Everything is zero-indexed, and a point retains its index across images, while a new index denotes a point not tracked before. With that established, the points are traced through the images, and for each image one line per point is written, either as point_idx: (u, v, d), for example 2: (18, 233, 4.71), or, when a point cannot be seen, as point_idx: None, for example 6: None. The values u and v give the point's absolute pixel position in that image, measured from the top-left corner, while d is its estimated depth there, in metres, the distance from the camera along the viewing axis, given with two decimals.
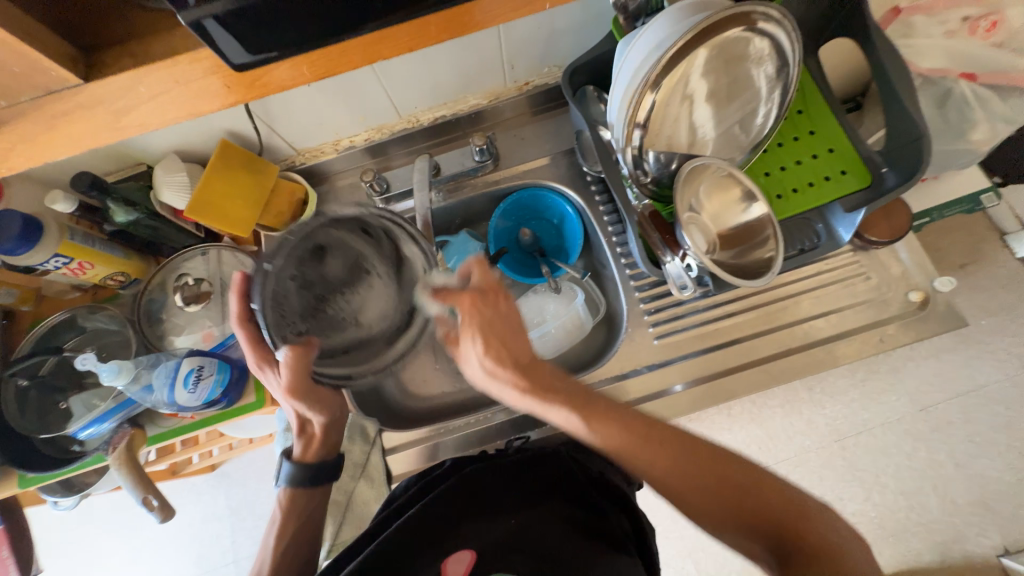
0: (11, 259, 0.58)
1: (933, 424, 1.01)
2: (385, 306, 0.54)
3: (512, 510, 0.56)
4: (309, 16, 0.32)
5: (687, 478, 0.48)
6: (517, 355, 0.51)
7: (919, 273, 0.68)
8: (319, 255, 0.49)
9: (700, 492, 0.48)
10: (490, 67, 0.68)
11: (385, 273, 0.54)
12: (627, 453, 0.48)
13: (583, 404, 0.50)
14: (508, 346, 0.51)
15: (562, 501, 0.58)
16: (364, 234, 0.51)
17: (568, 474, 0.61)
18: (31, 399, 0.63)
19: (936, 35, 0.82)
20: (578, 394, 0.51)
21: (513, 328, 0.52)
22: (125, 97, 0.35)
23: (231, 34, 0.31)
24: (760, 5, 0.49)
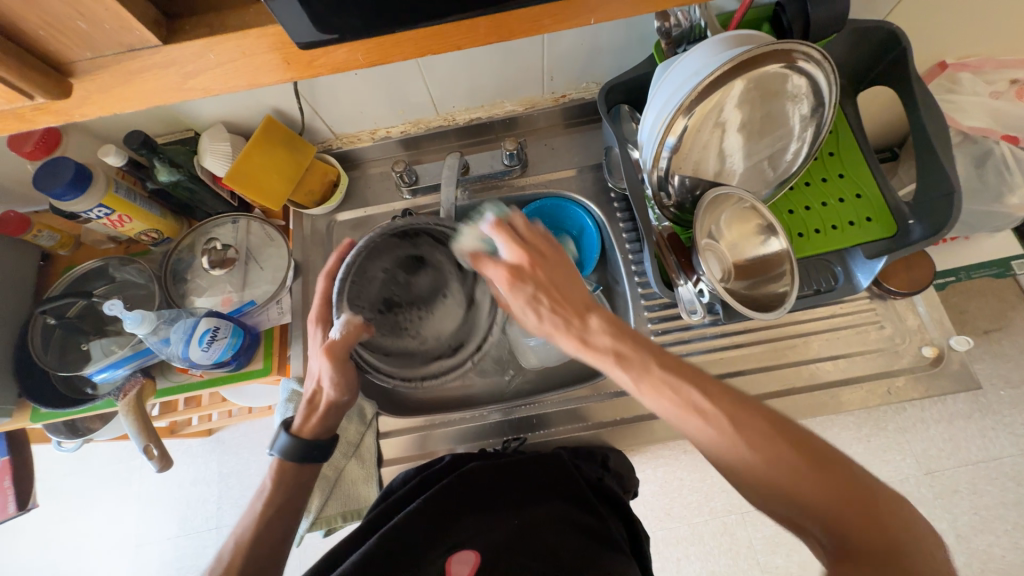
0: (60, 203, 0.62)
1: (938, 491, 0.98)
2: (441, 322, 0.66)
3: (514, 510, 0.57)
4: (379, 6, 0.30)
5: (739, 452, 0.39)
6: (566, 308, 0.47)
7: (935, 329, 0.67)
8: (417, 266, 0.62)
9: (753, 473, 0.39)
10: (530, 76, 0.70)
11: (455, 296, 0.66)
12: (675, 417, 0.42)
13: (646, 353, 0.44)
14: (559, 303, 0.47)
15: (562, 503, 0.59)
16: (458, 271, 0.65)
17: (568, 476, 0.62)
18: (56, 338, 0.67)
19: (981, 95, 0.81)
20: (631, 347, 0.45)
21: (558, 286, 0.47)
22: (191, 62, 0.30)
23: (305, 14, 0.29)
24: (801, 44, 0.50)
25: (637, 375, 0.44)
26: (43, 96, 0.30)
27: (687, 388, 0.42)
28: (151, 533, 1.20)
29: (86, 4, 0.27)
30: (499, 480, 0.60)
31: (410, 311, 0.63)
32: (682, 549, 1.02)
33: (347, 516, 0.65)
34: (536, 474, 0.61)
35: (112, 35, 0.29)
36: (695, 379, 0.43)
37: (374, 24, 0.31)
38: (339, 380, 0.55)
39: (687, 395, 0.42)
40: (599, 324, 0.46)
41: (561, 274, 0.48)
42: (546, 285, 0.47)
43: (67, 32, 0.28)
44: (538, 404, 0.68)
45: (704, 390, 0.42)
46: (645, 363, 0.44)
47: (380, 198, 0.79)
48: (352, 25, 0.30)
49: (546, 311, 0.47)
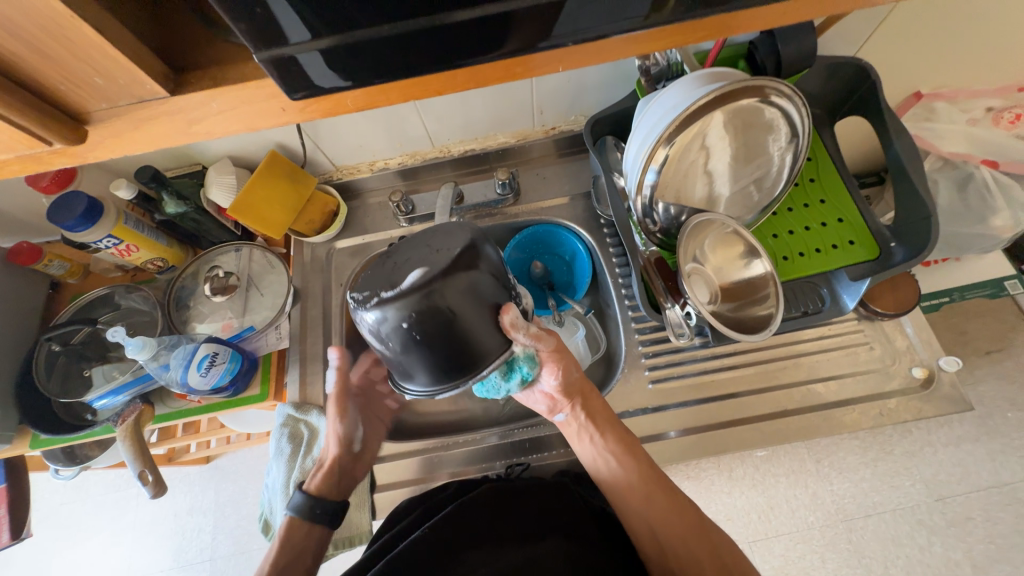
0: (72, 234, 0.65)
1: (950, 518, 0.95)
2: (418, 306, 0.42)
3: (515, 544, 0.54)
4: (360, 71, 0.31)
5: (638, 504, 0.57)
6: (596, 412, 0.59)
7: (924, 350, 0.67)
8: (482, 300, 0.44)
9: (645, 519, 0.57)
10: (521, 110, 0.74)
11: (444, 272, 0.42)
12: (605, 471, 0.59)
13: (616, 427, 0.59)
14: (595, 414, 0.59)
15: (564, 540, 0.55)
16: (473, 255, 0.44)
17: (570, 507, 0.59)
18: (60, 364, 0.69)
19: (959, 122, 0.84)
20: (611, 424, 0.59)
21: (590, 407, 0.59)
22: (195, 110, 0.32)
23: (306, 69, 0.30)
24: (772, 80, 0.53)
25: (604, 443, 0.58)
26: (60, 141, 0.31)
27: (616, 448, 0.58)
28: (144, 565, 1.18)
29: (99, 63, 0.28)
30: (500, 509, 0.57)
31: (362, 287, 0.44)
32: None
33: (339, 544, 0.64)
34: (543, 505, 0.58)
35: (124, 87, 0.30)
36: (630, 445, 0.58)
37: (366, 77, 0.32)
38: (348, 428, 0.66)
39: (626, 461, 0.57)
40: (609, 433, 0.58)
41: (572, 367, 0.58)
42: (582, 384, 0.60)
43: (81, 89, 0.30)
44: (533, 427, 0.69)
45: (635, 455, 0.58)
46: (607, 435, 0.58)
47: (378, 227, 0.81)
48: (346, 77, 0.31)
49: (576, 407, 0.59)
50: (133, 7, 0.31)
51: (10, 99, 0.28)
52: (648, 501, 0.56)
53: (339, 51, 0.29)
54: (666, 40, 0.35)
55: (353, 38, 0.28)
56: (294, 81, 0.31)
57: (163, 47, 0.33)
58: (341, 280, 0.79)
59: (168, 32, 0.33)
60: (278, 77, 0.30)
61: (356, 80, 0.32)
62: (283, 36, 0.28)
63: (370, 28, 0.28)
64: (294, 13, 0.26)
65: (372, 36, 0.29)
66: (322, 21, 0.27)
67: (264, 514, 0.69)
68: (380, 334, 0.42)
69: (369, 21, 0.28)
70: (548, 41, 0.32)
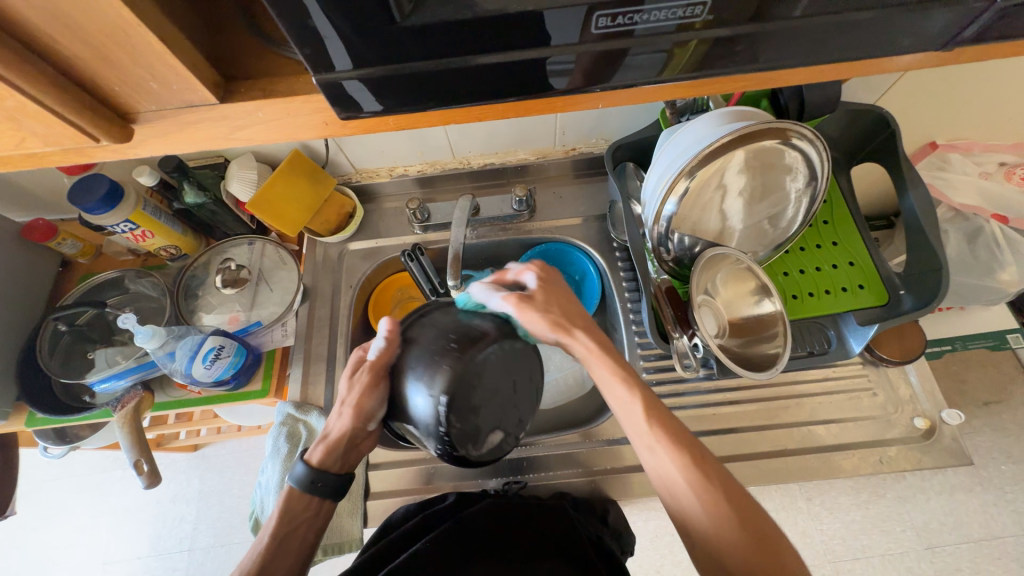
0: (91, 216, 0.65)
1: (939, 568, 0.95)
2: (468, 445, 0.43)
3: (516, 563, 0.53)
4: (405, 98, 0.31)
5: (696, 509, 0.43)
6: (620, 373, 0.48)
7: (927, 400, 0.68)
8: None
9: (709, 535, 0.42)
10: (544, 130, 0.75)
11: (507, 439, 0.44)
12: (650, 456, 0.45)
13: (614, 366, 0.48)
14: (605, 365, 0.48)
15: (563, 563, 0.54)
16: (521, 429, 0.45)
17: (569, 530, 0.58)
18: (64, 344, 0.69)
19: (972, 174, 0.85)
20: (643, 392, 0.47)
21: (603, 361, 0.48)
22: (241, 117, 0.32)
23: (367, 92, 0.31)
24: (795, 124, 0.53)
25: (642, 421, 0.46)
26: (106, 139, 0.32)
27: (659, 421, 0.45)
28: (121, 549, 1.16)
29: (156, 69, 0.29)
30: (500, 528, 0.57)
31: (446, 409, 0.40)
32: None
33: (328, 550, 0.63)
34: (539, 529, 0.58)
35: (176, 93, 0.31)
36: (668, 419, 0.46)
37: (405, 105, 0.32)
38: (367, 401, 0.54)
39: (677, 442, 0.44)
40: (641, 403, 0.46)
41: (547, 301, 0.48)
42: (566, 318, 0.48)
43: (134, 91, 0.30)
44: (529, 445, 0.68)
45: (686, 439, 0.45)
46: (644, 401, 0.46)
47: (392, 232, 0.82)
48: (384, 103, 0.32)
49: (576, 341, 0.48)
50: (192, 17, 0.32)
51: (67, 98, 0.28)
52: (661, 461, 0.44)
53: (380, 80, 0.30)
54: (706, 87, 0.36)
55: (397, 70, 0.29)
56: (350, 104, 0.31)
57: (214, 53, 0.33)
58: (351, 282, 0.79)
59: (222, 39, 0.34)
60: (335, 99, 0.31)
61: (393, 108, 0.32)
62: (328, 64, 0.28)
63: (415, 63, 0.29)
64: (342, 43, 0.27)
65: (415, 68, 0.29)
66: (367, 52, 0.28)
67: (254, 512, 0.68)
68: (423, 426, 0.42)
69: (418, 55, 0.29)
70: (583, 86, 0.33)
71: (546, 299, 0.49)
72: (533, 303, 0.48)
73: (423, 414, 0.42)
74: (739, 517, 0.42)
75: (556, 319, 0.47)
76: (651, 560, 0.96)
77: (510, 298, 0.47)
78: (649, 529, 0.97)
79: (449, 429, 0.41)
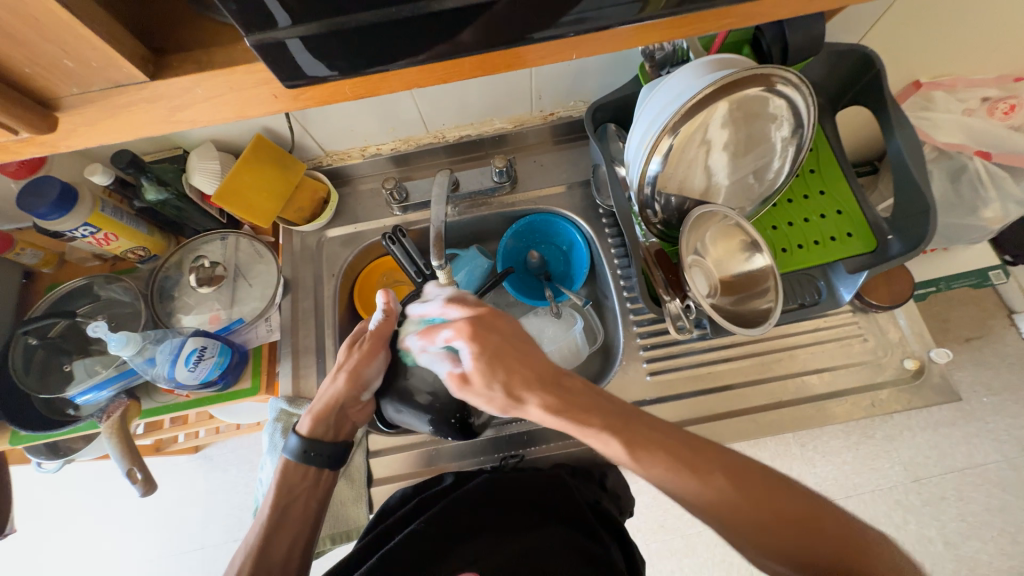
0: (44, 222, 0.61)
1: (925, 497, 0.99)
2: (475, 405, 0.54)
3: (515, 534, 0.54)
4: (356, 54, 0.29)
5: (732, 507, 0.42)
6: (603, 417, 0.45)
7: (917, 342, 0.68)
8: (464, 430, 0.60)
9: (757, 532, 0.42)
10: (519, 95, 0.72)
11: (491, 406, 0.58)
12: (675, 484, 0.43)
13: (579, 420, 0.45)
14: (578, 415, 0.45)
15: (562, 527, 0.55)
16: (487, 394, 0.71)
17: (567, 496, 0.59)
18: (37, 359, 0.66)
19: (955, 112, 0.83)
20: (633, 428, 0.45)
21: (585, 405, 0.46)
22: (177, 94, 0.30)
23: (312, 51, 0.28)
24: (779, 69, 0.51)
25: (644, 460, 0.44)
26: (28, 130, 0.29)
27: (656, 441, 0.44)
28: (133, 553, 1.17)
29: (71, 46, 0.26)
30: (500, 500, 0.58)
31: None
32: (676, 561, 0.98)
33: (337, 538, 0.64)
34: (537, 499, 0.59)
35: (100, 72, 0.28)
36: (660, 442, 0.44)
37: (358, 66, 0.30)
38: (366, 365, 0.56)
39: (681, 458, 0.44)
40: (638, 448, 0.44)
41: (492, 347, 0.46)
42: (522, 373, 0.46)
43: (53, 72, 0.27)
44: (529, 419, 0.68)
45: (690, 448, 0.44)
46: (639, 438, 0.44)
47: (371, 215, 0.79)
48: (335, 66, 0.30)
49: (533, 403, 0.45)
50: None
51: None
52: (676, 488, 0.43)
53: (323, 39, 0.28)
54: (682, 31, 0.34)
55: (340, 25, 0.27)
56: (297, 67, 0.29)
57: (140, 26, 0.30)
58: (333, 271, 0.77)
59: (147, 10, 0.31)
60: (268, 63, 0.28)
61: (348, 70, 0.30)
62: (265, 23, 0.26)
63: (359, 14, 0.27)
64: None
65: (359, 22, 0.27)
66: (303, 5, 0.26)
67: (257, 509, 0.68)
68: (448, 384, 0.52)
69: (358, 7, 0.27)
70: (547, 31, 0.31)
71: (483, 374, 0.45)
72: (473, 387, 0.46)
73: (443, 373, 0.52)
74: (757, 495, 0.42)
75: (500, 401, 0.46)
76: (655, 517, 0.99)
77: (454, 379, 0.47)
78: (650, 487, 1.00)
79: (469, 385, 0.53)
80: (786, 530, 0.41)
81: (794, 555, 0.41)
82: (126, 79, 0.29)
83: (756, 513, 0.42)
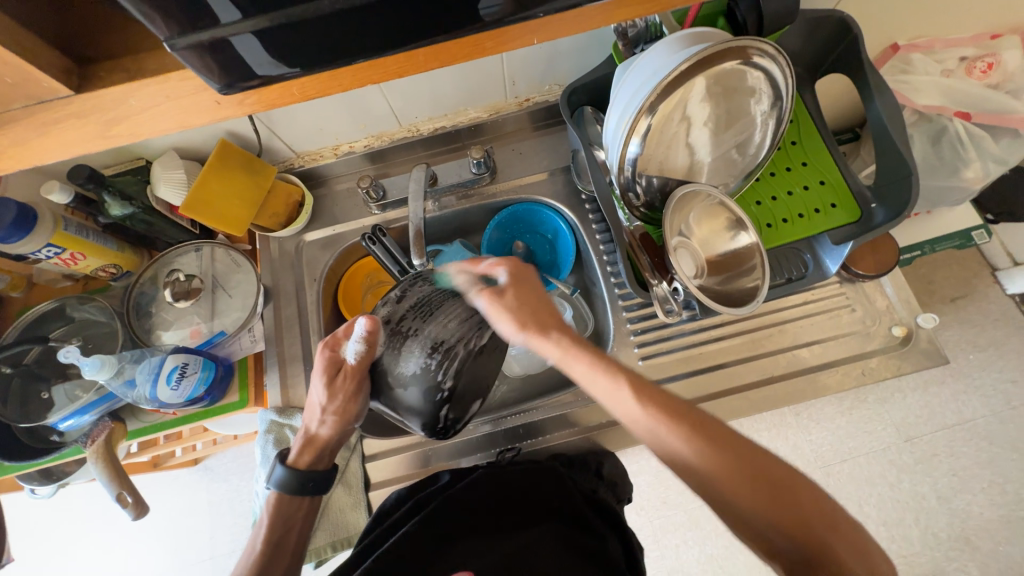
0: (4, 247, 0.58)
1: (918, 456, 1.01)
2: (464, 405, 0.48)
3: (512, 530, 0.55)
4: (304, 51, 0.28)
5: (726, 472, 0.42)
6: (614, 364, 0.49)
7: (903, 309, 0.69)
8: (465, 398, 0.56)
9: (744, 495, 0.42)
10: (492, 83, 0.70)
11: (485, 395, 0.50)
12: (672, 441, 0.45)
13: (590, 356, 0.50)
14: (591, 355, 0.50)
15: (558, 523, 0.56)
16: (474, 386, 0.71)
17: (563, 491, 0.59)
18: (14, 388, 0.63)
19: (934, 74, 0.82)
20: (634, 384, 0.48)
21: (591, 345, 0.51)
22: (111, 109, 0.28)
23: (257, 50, 0.27)
24: (754, 40, 0.49)
25: (646, 411, 0.46)
26: None
27: (659, 400, 0.46)
28: (140, 569, 1.17)
29: None
30: (495, 496, 0.58)
31: (450, 375, 0.45)
32: (680, 535, 0.99)
33: (338, 545, 0.63)
34: (534, 493, 0.59)
35: (20, 89, 0.26)
36: (660, 398, 0.47)
37: (315, 63, 0.29)
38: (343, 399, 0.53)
39: (679, 415, 0.45)
40: (650, 397, 0.47)
41: (533, 286, 0.54)
42: (547, 313, 0.52)
43: None
44: (525, 412, 0.68)
45: (686, 409, 0.46)
46: (645, 392, 0.47)
47: (349, 216, 0.77)
48: (288, 65, 0.28)
49: (553, 335, 0.51)
50: None
51: None
52: (671, 442, 0.45)
53: (268, 37, 0.26)
54: (643, 7, 0.32)
55: (281, 20, 0.25)
56: (239, 69, 0.28)
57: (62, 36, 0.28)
58: (314, 276, 0.75)
59: (66, 18, 0.29)
60: (203, 67, 0.27)
61: (300, 68, 0.29)
62: (203, 20, 0.24)
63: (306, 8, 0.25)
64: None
65: (309, 14, 0.26)
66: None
67: None
68: (425, 391, 0.46)
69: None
70: (509, 13, 0.29)
71: (517, 298, 0.51)
72: (504, 301, 0.51)
73: (418, 386, 0.46)
74: (740, 465, 0.43)
75: (528, 322, 0.50)
76: (657, 495, 1.01)
77: (482, 293, 0.50)
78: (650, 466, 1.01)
79: (444, 400, 0.45)
80: (788, 512, 0.41)
81: (789, 530, 0.40)
82: (48, 94, 0.27)
83: (738, 482, 0.42)
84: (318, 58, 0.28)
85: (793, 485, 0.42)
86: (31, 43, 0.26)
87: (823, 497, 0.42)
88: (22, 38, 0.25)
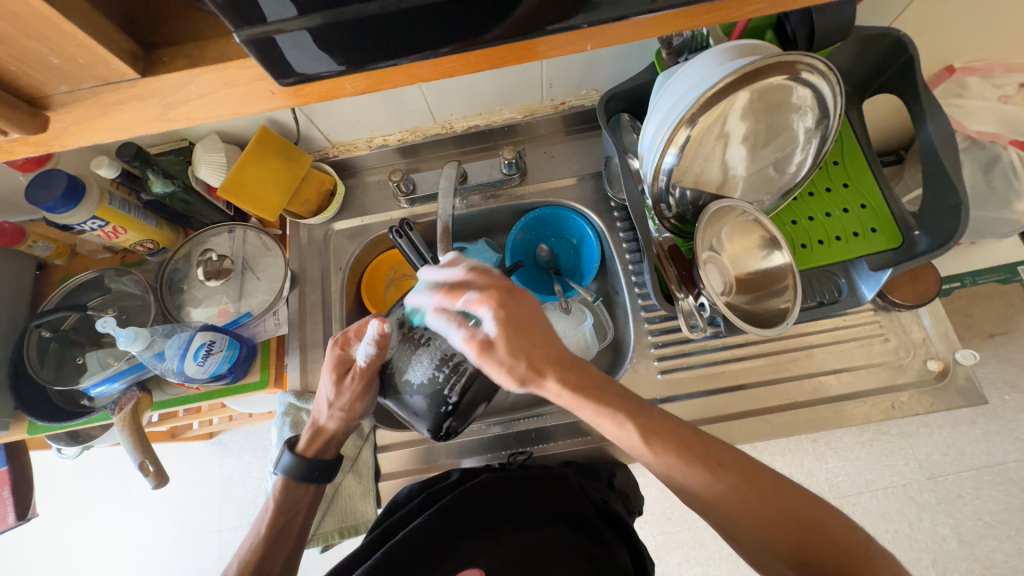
0: (53, 216, 0.61)
1: (942, 495, 0.97)
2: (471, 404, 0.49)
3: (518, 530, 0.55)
4: (357, 46, 0.28)
5: (744, 509, 0.41)
6: (620, 403, 0.45)
7: (941, 343, 0.66)
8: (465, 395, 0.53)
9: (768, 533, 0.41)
10: (529, 85, 0.69)
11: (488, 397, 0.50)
12: (686, 479, 0.43)
13: (592, 405, 0.45)
14: (595, 397, 0.45)
15: (564, 528, 0.56)
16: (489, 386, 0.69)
17: (572, 498, 0.58)
18: (52, 351, 0.66)
19: (990, 99, 0.79)
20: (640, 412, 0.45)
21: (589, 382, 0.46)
22: (168, 93, 0.29)
23: (311, 44, 0.27)
24: (806, 56, 0.48)
25: (658, 450, 0.44)
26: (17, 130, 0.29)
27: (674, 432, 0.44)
28: (151, 535, 1.21)
29: (56, 42, 0.26)
30: (499, 501, 0.57)
31: (456, 384, 0.47)
32: (683, 554, 0.98)
33: (345, 532, 0.64)
34: (543, 498, 0.58)
35: (87, 68, 0.28)
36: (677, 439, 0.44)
37: (366, 59, 0.29)
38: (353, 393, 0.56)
39: (694, 451, 0.43)
40: (657, 437, 0.44)
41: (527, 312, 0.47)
42: (543, 358, 0.45)
43: (39, 69, 0.27)
44: (539, 417, 0.68)
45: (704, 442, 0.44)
46: (651, 420, 0.45)
47: (378, 208, 0.78)
48: (341, 60, 0.29)
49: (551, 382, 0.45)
50: None
51: None
52: (684, 479, 0.43)
53: (323, 33, 0.27)
54: (695, 19, 0.31)
55: (339, 16, 0.26)
56: (294, 61, 0.28)
57: (128, 21, 0.30)
58: (339, 265, 0.76)
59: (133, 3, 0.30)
60: (261, 59, 0.27)
61: (351, 64, 0.29)
62: (265, 13, 0.25)
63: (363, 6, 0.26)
64: None
65: (366, 13, 0.26)
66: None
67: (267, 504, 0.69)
68: (431, 397, 0.47)
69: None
70: (561, 20, 0.29)
71: (509, 342, 0.45)
72: (495, 353, 0.45)
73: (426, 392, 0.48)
74: (759, 499, 0.41)
75: (522, 370, 0.45)
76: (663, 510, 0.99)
77: (471, 342, 0.45)
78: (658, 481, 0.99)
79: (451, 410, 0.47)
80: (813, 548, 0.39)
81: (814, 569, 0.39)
82: (110, 75, 0.28)
83: (757, 511, 0.41)
84: (370, 54, 0.29)
85: (817, 517, 0.41)
86: (101, 26, 0.27)
87: (849, 525, 0.40)
88: (92, 20, 0.27)
